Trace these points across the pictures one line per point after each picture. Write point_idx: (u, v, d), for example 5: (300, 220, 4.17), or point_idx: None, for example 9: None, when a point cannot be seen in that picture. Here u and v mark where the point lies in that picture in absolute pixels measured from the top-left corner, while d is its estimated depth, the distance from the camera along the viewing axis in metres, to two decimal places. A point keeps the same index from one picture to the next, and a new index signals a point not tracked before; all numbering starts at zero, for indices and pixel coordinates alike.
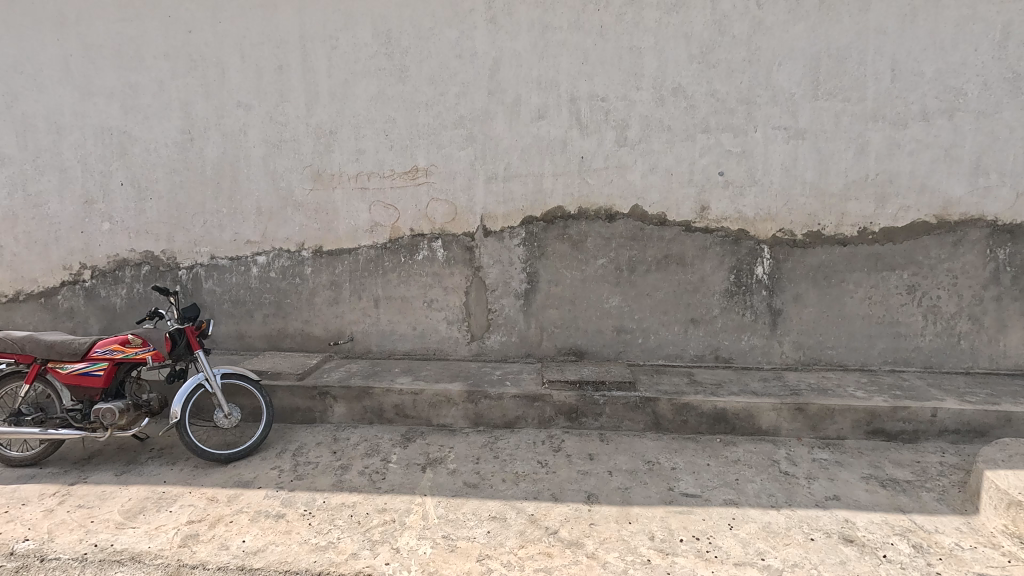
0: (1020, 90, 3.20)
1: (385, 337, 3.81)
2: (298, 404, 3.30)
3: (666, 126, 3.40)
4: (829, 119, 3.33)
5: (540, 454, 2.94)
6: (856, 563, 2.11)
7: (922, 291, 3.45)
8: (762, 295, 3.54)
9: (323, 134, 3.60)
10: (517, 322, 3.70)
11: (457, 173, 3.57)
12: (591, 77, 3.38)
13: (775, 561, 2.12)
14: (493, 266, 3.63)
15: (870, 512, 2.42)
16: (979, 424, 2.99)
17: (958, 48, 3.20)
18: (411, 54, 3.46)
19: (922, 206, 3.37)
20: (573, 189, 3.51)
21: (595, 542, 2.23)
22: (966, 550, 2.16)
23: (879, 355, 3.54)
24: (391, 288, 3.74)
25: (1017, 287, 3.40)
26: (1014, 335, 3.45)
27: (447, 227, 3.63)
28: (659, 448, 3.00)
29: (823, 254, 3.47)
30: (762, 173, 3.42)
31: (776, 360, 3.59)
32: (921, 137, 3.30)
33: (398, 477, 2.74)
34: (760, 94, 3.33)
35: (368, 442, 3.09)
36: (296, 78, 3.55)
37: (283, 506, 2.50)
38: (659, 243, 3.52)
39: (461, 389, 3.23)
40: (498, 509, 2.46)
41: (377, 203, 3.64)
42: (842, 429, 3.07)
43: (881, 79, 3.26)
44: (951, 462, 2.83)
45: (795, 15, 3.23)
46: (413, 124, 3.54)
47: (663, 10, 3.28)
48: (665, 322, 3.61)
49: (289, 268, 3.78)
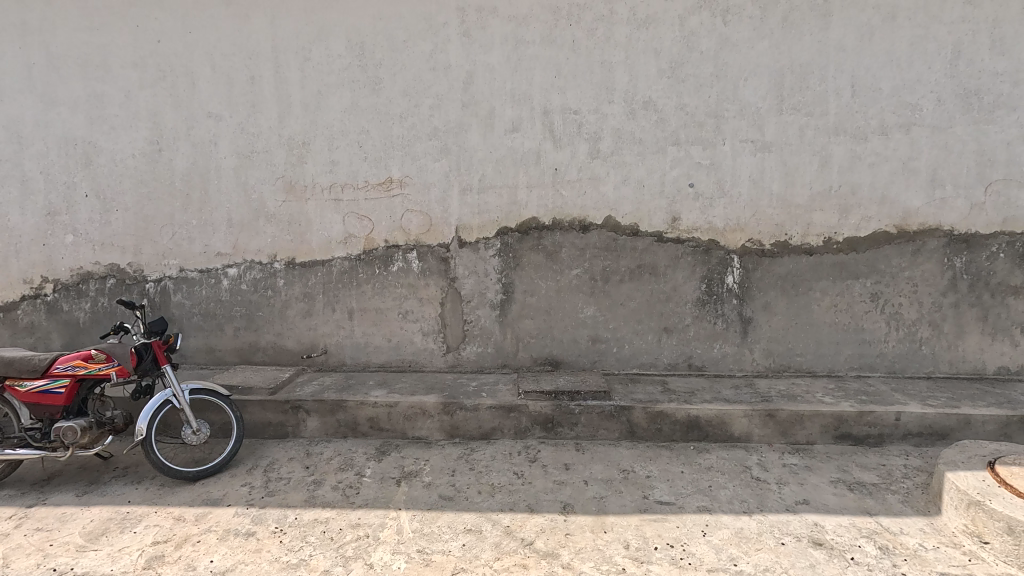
0: (971, 106, 3.36)
1: (359, 349, 3.77)
2: (270, 419, 3.24)
3: (637, 138, 3.47)
4: (794, 133, 3.43)
5: (516, 464, 2.94)
6: (825, 566, 2.15)
7: (885, 298, 3.57)
8: (732, 304, 3.61)
9: (296, 145, 3.57)
10: (493, 333, 3.69)
11: (432, 184, 3.57)
12: (564, 90, 3.44)
13: (747, 567, 2.15)
14: (468, 277, 3.64)
15: (838, 516, 2.48)
16: (941, 427, 3.09)
17: (913, 66, 3.34)
18: (384, 66, 3.47)
19: (882, 217, 3.49)
20: (547, 201, 3.54)
21: (570, 553, 2.23)
22: (929, 551, 2.23)
23: (846, 361, 3.64)
24: (365, 300, 3.71)
25: (973, 293, 3.54)
26: (972, 340, 3.58)
27: (421, 238, 3.63)
28: (634, 456, 3.02)
29: (790, 263, 3.56)
30: (731, 184, 3.50)
31: (747, 367, 3.66)
32: (880, 150, 3.43)
33: (373, 491, 2.70)
34: (728, 108, 3.42)
35: (341, 456, 3.04)
36: (268, 90, 3.53)
37: (253, 523, 2.45)
38: (632, 253, 3.57)
39: (437, 401, 3.21)
40: (473, 521, 2.45)
41: (351, 214, 3.62)
42: (811, 434, 3.13)
43: (842, 94, 3.38)
44: (915, 465, 2.92)
45: (759, 32, 3.34)
46: (387, 135, 3.54)
47: (633, 25, 3.36)
48: (639, 331, 3.65)
49: (260, 280, 3.72)
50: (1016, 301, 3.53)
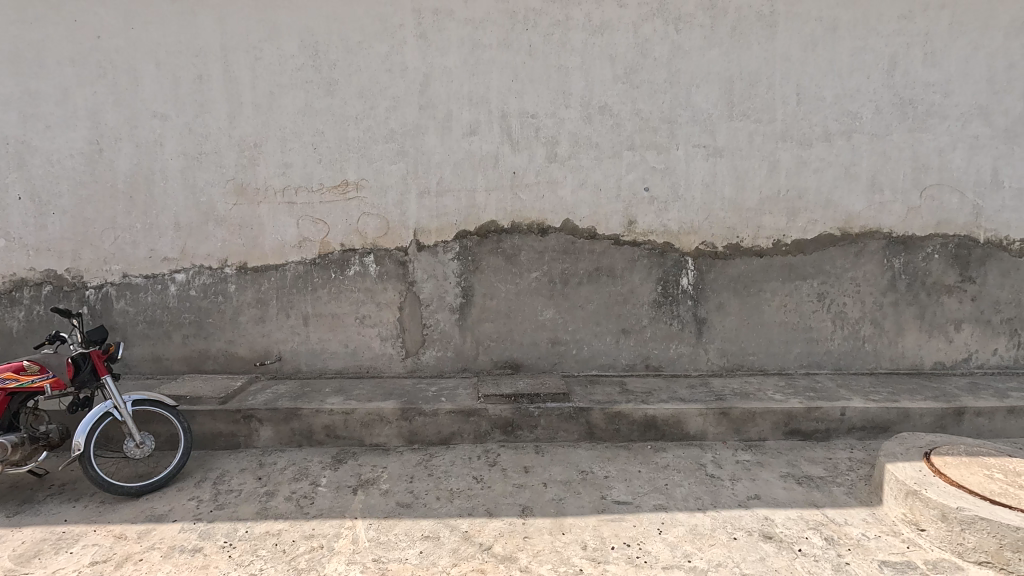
0: (907, 115, 3.54)
1: (315, 356, 3.68)
2: (221, 429, 3.13)
3: (593, 143, 3.52)
4: (744, 139, 3.54)
5: (475, 469, 2.92)
6: (774, 559, 2.22)
7: (831, 298, 3.71)
8: (687, 305, 3.69)
9: (247, 147, 3.47)
10: (452, 337, 3.67)
11: (388, 187, 3.53)
12: (521, 94, 3.45)
13: (700, 563, 2.20)
14: (427, 281, 3.61)
15: (787, 509, 2.56)
16: (882, 421, 3.23)
17: (854, 76, 3.50)
18: (339, 67, 3.41)
19: (827, 219, 3.63)
20: (505, 204, 3.55)
21: (528, 556, 2.23)
22: (871, 540, 2.33)
23: (795, 359, 3.77)
24: (321, 305, 3.63)
25: (911, 293, 3.72)
26: (910, 337, 3.76)
27: (378, 242, 3.57)
28: (593, 457, 3.05)
29: (741, 265, 3.66)
30: (684, 188, 3.58)
31: (702, 367, 3.75)
32: (824, 156, 3.57)
33: (328, 501, 2.64)
34: (681, 114, 3.50)
35: (296, 466, 2.96)
36: (217, 89, 3.42)
37: (201, 539, 2.35)
38: (590, 256, 3.62)
39: (395, 407, 3.16)
40: (430, 528, 2.43)
41: (306, 218, 3.54)
42: (762, 431, 3.23)
43: (788, 102, 3.51)
44: (859, 458, 3.05)
45: (710, 41, 3.44)
46: (343, 138, 3.48)
47: (589, 31, 3.40)
48: (597, 333, 3.69)
49: (210, 286, 3.60)
50: (949, 299, 3.73)
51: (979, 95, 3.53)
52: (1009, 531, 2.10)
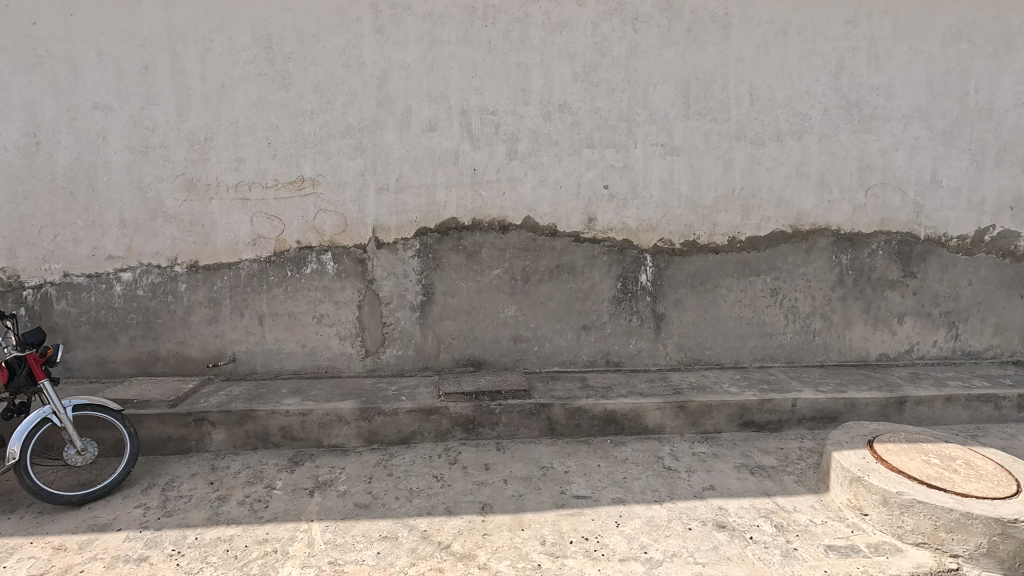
0: (853, 116, 3.68)
1: (271, 356, 3.59)
2: (170, 433, 3.02)
3: (553, 140, 3.53)
4: (700, 138, 3.62)
5: (435, 467, 2.90)
6: (726, 547, 2.28)
7: (783, 293, 3.83)
8: (646, 301, 3.75)
9: (197, 141, 3.35)
10: (413, 335, 3.63)
11: (346, 184, 3.46)
12: (481, 90, 3.44)
13: (656, 553, 2.24)
14: (386, 279, 3.56)
15: (740, 499, 2.63)
16: (830, 411, 3.36)
17: (803, 79, 3.62)
18: (294, 60, 3.33)
19: (779, 217, 3.74)
20: (466, 201, 3.53)
21: (487, 553, 2.24)
22: (818, 526, 2.42)
23: (750, 353, 3.88)
24: (277, 304, 3.54)
25: (858, 288, 3.87)
26: (857, 330, 3.92)
27: (336, 239, 3.51)
28: (553, 453, 3.07)
29: (698, 262, 3.75)
30: (642, 186, 3.64)
31: (661, 361, 3.82)
32: (776, 156, 3.68)
33: (283, 504, 2.58)
34: (639, 113, 3.55)
35: (250, 469, 2.89)
36: (164, 80, 3.29)
37: (147, 547, 2.27)
38: (551, 253, 3.63)
39: (354, 407, 3.11)
40: (389, 528, 2.40)
41: (260, 215, 3.45)
42: (718, 423, 3.31)
43: (741, 102, 3.60)
44: (808, 447, 3.16)
45: (666, 41, 3.49)
46: (298, 132, 3.39)
47: (547, 29, 3.42)
48: (559, 329, 3.72)
49: (159, 285, 3.46)
50: (893, 294, 3.89)
51: (919, 98, 3.70)
52: (943, 512, 2.21)
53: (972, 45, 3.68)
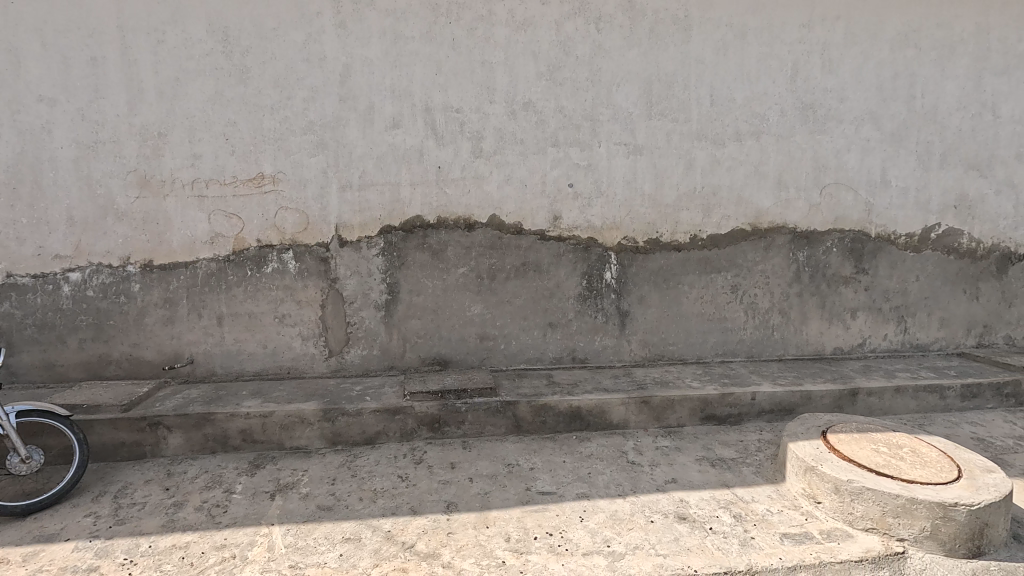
0: (808, 118, 3.80)
1: (231, 358, 3.50)
2: (123, 439, 2.92)
3: (518, 139, 3.54)
4: (662, 137, 3.68)
5: (401, 467, 2.88)
6: (687, 538, 2.33)
7: (743, 290, 3.93)
8: (611, 298, 3.79)
9: (150, 136, 3.24)
10: (378, 335, 3.59)
11: (308, 181, 3.40)
12: (445, 88, 3.42)
13: (618, 547, 2.27)
14: (350, 278, 3.51)
15: (700, 491, 2.69)
16: (788, 403, 3.47)
17: (761, 81, 3.71)
18: (252, 54, 3.25)
19: (739, 216, 3.84)
20: (431, 199, 3.51)
21: (451, 551, 2.23)
22: (774, 514, 2.50)
23: (711, 348, 3.97)
24: (236, 304, 3.45)
25: (814, 284, 4.00)
26: (813, 325, 4.05)
27: (298, 237, 3.44)
28: (519, 450, 3.09)
29: (661, 259, 3.81)
30: (607, 184, 3.68)
31: (626, 358, 3.87)
32: (735, 155, 3.77)
33: (243, 508, 2.52)
34: (603, 112, 3.59)
35: (208, 474, 2.81)
36: (114, 73, 3.17)
37: (97, 557, 2.19)
38: (517, 251, 3.64)
39: (317, 408, 3.06)
40: (352, 529, 2.37)
41: (218, 212, 3.36)
42: (681, 417, 3.37)
43: (702, 103, 3.68)
44: (767, 439, 3.26)
45: (629, 41, 3.54)
46: (257, 128, 3.31)
47: (511, 27, 3.42)
48: (525, 327, 3.73)
49: (110, 286, 3.34)
50: (847, 290, 4.04)
51: (870, 101, 3.84)
52: (890, 498, 2.30)
53: (918, 51, 3.84)
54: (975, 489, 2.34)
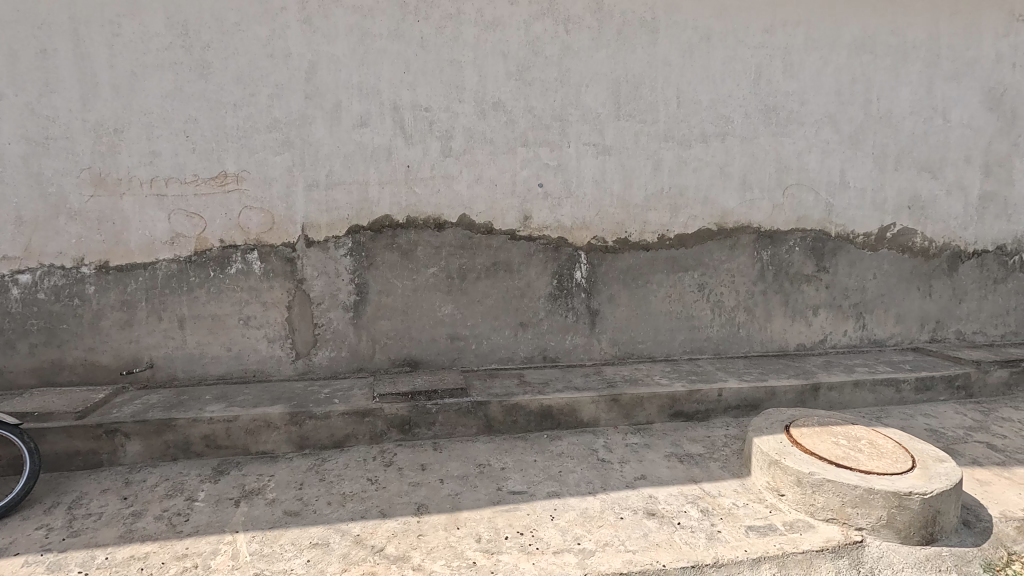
0: (771, 120, 3.90)
1: (193, 361, 3.40)
2: (78, 448, 2.81)
3: (488, 138, 3.53)
4: (630, 138, 3.72)
5: (370, 470, 2.84)
6: (656, 533, 2.36)
7: (710, 288, 4.00)
8: (581, 297, 3.82)
9: (105, 132, 3.12)
10: (346, 336, 3.54)
11: (273, 180, 3.33)
12: (414, 86, 3.39)
13: (589, 544, 2.28)
14: (317, 278, 3.45)
15: (669, 487, 2.74)
16: (753, 399, 3.55)
17: (726, 83, 3.79)
18: (213, 49, 3.16)
19: (705, 216, 3.91)
20: (400, 198, 3.47)
21: (422, 554, 2.21)
22: (739, 508, 2.55)
23: (680, 346, 4.03)
24: (198, 306, 3.36)
25: (777, 282, 4.10)
26: (777, 322, 4.16)
27: (263, 237, 3.36)
28: (491, 450, 3.08)
29: (630, 259, 3.86)
30: (576, 184, 3.70)
31: (596, 356, 3.91)
32: (702, 156, 3.84)
33: (205, 516, 2.45)
34: (572, 113, 3.61)
35: (169, 482, 2.72)
36: (66, 66, 3.04)
37: (49, 572, 2.10)
38: (487, 251, 3.63)
39: (283, 412, 2.99)
40: (320, 535, 2.33)
41: (178, 211, 3.26)
42: (650, 414, 3.42)
43: (669, 105, 3.74)
44: (733, 434, 3.33)
45: (597, 43, 3.57)
46: (219, 125, 3.23)
47: (480, 27, 3.41)
48: (496, 327, 3.73)
49: (63, 288, 3.21)
50: (808, 287, 4.15)
51: (829, 104, 3.96)
52: (849, 489, 2.38)
53: (874, 56, 3.98)
54: (928, 478, 2.43)
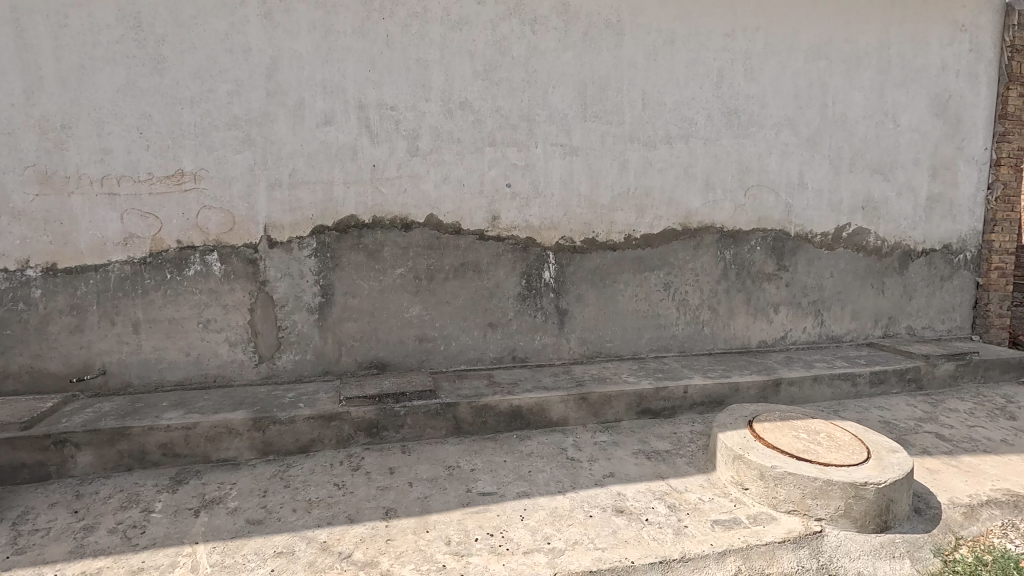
0: (732, 123, 3.99)
1: (149, 367, 3.27)
2: (24, 460, 2.66)
3: (455, 138, 3.51)
4: (597, 139, 3.76)
5: (337, 475, 2.79)
6: (624, 530, 2.39)
7: (675, 287, 4.07)
8: (550, 297, 3.84)
9: (51, 128, 2.97)
10: (312, 339, 3.46)
11: (233, 179, 3.23)
12: (379, 84, 3.35)
13: (558, 543, 2.29)
14: (281, 280, 3.36)
15: (637, 483, 2.77)
16: (717, 395, 3.63)
17: (689, 85, 3.87)
18: (169, 43, 3.05)
19: (670, 216, 3.98)
20: (366, 198, 3.42)
21: (390, 559, 2.18)
22: (705, 503, 2.61)
23: (647, 344, 4.09)
24: (154, 310, 3.23)
25: (740, 281, 4.20)
26: (739, 320, 4.26)
27: (222, 238, 3.26)
28: (460, 452, 3.06)
29: (598, 259, 3.89)
30: (544, 185, 3.71)
31: (565, 356, 3.93)
32: (667, 158, 3.91)
33: (163, 527, 2.36)
34: (539, 113, 3.62)
35: (124, 493, 2.61)
36: (7, 58, 2.88)
37: None
38: (455, 251, 3.61)
39: (245, 417, 2.91)
40: (284, 543, 2.27)
41: (132, 211, 3.13)
42: (618, 412, 3.46)
43: (634, 106, 3.79)
44: (698, 430, 3.40)
45: (563, 44, 3.59)
46: (176, 122, 3.11)
47: (446, 26, 3.39)
48: (464, 328, 3.71)
49: (6, 292, 3.04)
50: (769, 286, 4.27)
51: (788, 108, 4.09)
52: (809, 481, 2.45)
53: (829, 62, 4.12)
54: (882, 469, 2.53)
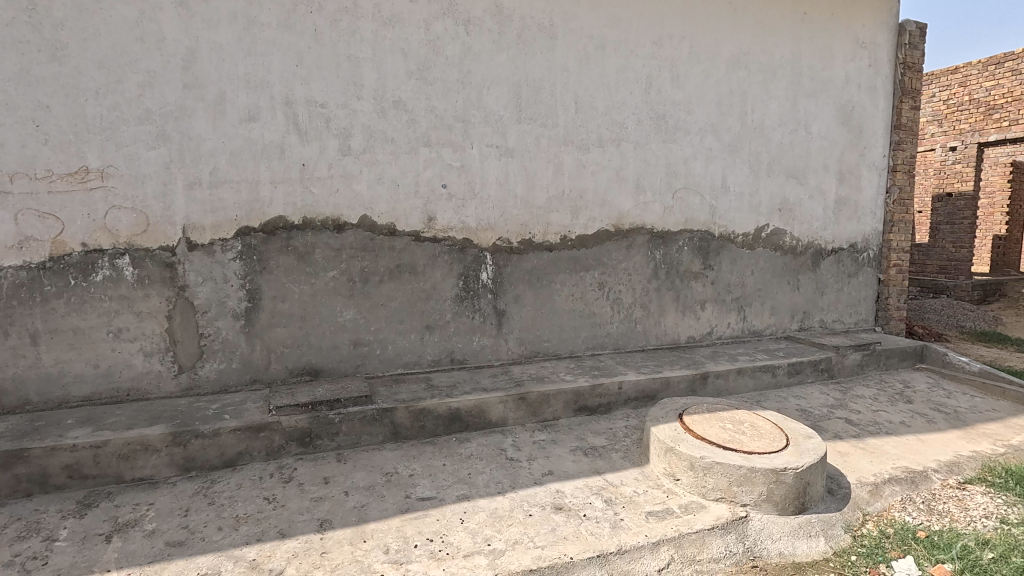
0: (660, 128, 4.15)
1: (51, 382, 2.99)
2: None
3: (388, 137, 3.44)
4: (531, 141, 3.79)
5: (267, 489, 2.66)
6: (563, 527, 2.43)
7: (609, 287, 4.18)
8: (487, 298, 3.83)
9: None
10: (237, 346, 3.28)
11: (146, 177, 3.01)
12: (307, 80, 3.22)
13: (498, 544, 2.30)
14: (202, 285, 3.17)
15: (575, 480, 2.83)
16: (650, 390, 3.76)
17: (620, 90, 3.98)
18: (68, 28, 2.80)
19: (604, 217, 4.08)
20: (295, 198, 3.28)
21: (325, 572, 2.11)
22: (640, 495, 2.69)
23: (583, 343, 4.18)
24: (56, 319, 2.96)
25: (670, 279, 4.37)
26: (670, 317, 4.44)
27: (135, 240, 3.03)
28: (398, 457, 3.00)
29: (535, 259, 3.93)
30: (480, 186, 3.71)
31: (503, 356, 3.94)
32: (599, 160, 4.01)
33: (68, 556, 2.17)
34: (474, 114, 3.62)
35: (22, 522, 2.38)
36: None
37: None
38: (390, 253, 3.54)
39: (164, 432, 2.72)
40: (209, 564, 2.14)
41: (28, 211, 2.85)
42: (556, 411, 3.51)
43: (568, 110, 3.86)
44: (633, 424, 3.50)
45: (497, 46, 3.60)
46: (78, 114, 2.86)
47: (378, 23, 3.32)
48: (401, 331, 3.65)
49: None
50: (696, 284, 4.47)
51: (711, 115, 4.30)
52: (735, 469, 2.58)
53: (748, 72, 4.36)
54: (799, 454, 2.71)
